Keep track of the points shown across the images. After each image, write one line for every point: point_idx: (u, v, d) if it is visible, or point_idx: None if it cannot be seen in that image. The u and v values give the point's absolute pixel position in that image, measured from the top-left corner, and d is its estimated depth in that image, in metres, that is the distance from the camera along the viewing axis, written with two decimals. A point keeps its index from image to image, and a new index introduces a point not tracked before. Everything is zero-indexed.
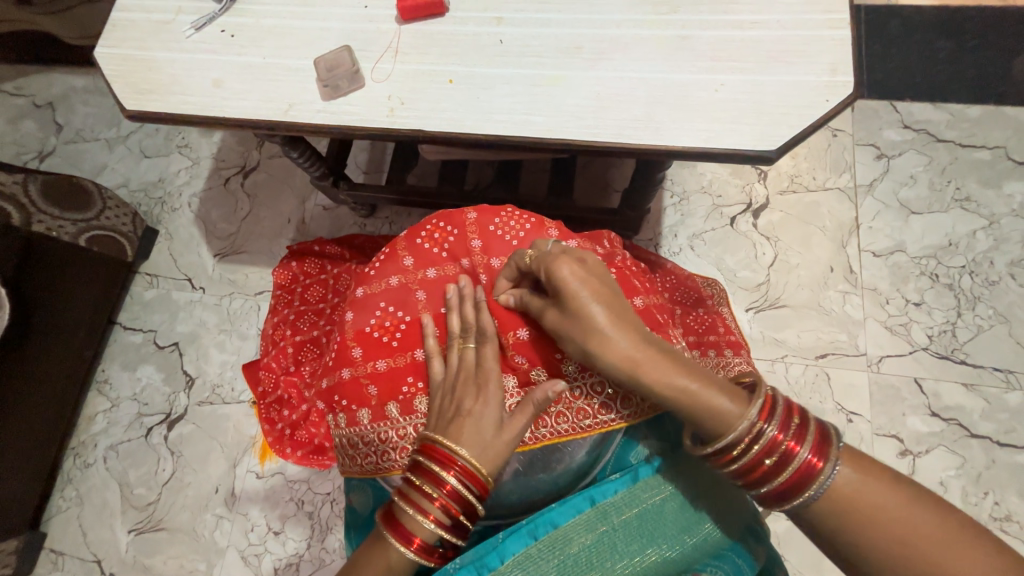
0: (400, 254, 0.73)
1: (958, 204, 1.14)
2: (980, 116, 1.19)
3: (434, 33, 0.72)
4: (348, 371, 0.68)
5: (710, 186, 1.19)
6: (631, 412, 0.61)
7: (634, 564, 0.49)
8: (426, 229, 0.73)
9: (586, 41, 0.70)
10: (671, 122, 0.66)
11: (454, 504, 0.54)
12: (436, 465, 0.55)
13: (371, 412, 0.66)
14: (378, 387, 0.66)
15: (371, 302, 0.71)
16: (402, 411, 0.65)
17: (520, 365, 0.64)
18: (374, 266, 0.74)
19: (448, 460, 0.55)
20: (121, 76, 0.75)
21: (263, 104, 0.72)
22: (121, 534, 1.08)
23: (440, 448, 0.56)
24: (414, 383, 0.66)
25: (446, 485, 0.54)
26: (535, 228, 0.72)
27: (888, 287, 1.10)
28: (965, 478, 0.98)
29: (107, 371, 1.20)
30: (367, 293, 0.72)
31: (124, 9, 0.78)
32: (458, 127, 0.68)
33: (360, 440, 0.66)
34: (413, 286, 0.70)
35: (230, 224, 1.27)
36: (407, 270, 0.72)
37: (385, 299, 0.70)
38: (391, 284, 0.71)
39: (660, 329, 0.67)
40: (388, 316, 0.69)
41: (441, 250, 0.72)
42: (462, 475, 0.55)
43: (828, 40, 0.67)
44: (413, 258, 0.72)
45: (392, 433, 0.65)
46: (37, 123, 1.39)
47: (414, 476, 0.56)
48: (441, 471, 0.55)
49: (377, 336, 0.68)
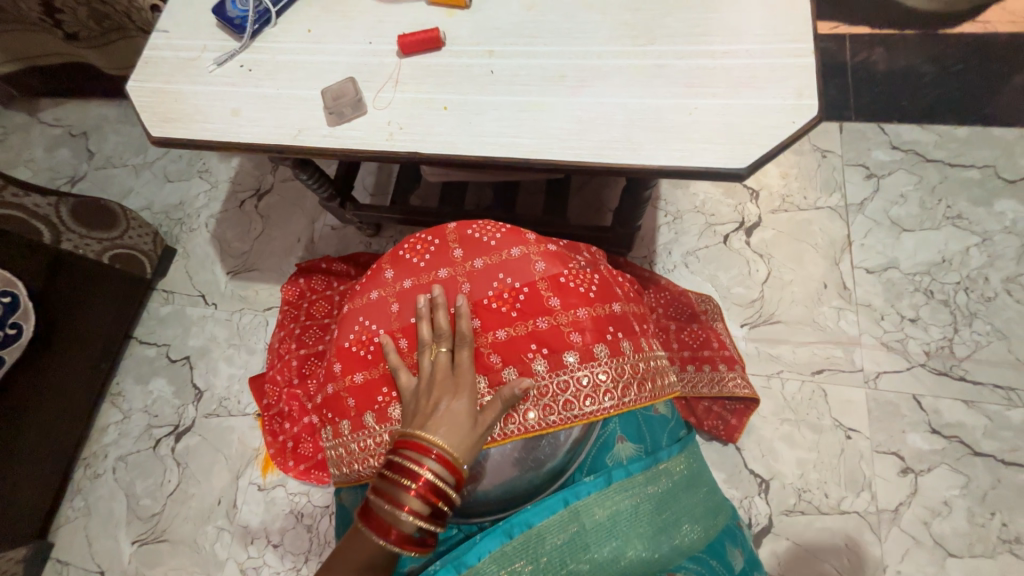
0: (379, 271, 0.78)
1: (950, 222, 1.16)
2: (968, 136, 1.22)
3: (430, 65, 0.79)
4: (332, 385, 0.73)
5: (703, 205, 1.23)
6: (595, 408, 0.65)
7: (607, 562, 0.57)
8: (403, 248, 0.78)
9: (568, 71, 0.76)
10: (648, 143, 0.70)
11: (429, 494, 0.56)
12: (413, 457, 0.57)
13: (351, 423, 0.70)
14: (356, 399, 0.70)
15: (352, 318, 0.75)
16: (378, 419, 0.68)
17: (493, 364, 0.67)
18: (359, 284, 0.79)
19: (422, 452, 0.57)
20: (150, 107, 0.83)
21: (275, 131, 0.78)
22: (125, 545, 1.10)
23: (415, 441, 0.58)
24: (388, 392, 0.69)
25: (419, 478, 0.56)
26: (510, 235, 0.74)
27: (883, 303, 1.11)
28: (971, 498, 0.96)
29: (121, 384, 1.24)
30: (349, 310, 0.77)
31: (155, 48, 0.87)
32: (450, 149, 0.74)
33: (344, 450, 0.70)
34: (389, 299, 0.74)
35: (244, 243, 1.34)
36: (383, 286, 0.76)
37: (365, 315, 0.74)
38: (370, 299, 0.75)
39: (632, 337, 0.70)
40: (365, 330, 0.73)
41: (417, 263, 0.75)
42: (437, 465, 0.57)
43: (793, 68, 0.72)
44: (391, 273, 0.76)
45: (369, 441, 0.68)
46: (71, 151, 1.50)
47: (390, 472, 0.57)
48: (416, 463, 0.57)
49: (354, 350, 0.72)
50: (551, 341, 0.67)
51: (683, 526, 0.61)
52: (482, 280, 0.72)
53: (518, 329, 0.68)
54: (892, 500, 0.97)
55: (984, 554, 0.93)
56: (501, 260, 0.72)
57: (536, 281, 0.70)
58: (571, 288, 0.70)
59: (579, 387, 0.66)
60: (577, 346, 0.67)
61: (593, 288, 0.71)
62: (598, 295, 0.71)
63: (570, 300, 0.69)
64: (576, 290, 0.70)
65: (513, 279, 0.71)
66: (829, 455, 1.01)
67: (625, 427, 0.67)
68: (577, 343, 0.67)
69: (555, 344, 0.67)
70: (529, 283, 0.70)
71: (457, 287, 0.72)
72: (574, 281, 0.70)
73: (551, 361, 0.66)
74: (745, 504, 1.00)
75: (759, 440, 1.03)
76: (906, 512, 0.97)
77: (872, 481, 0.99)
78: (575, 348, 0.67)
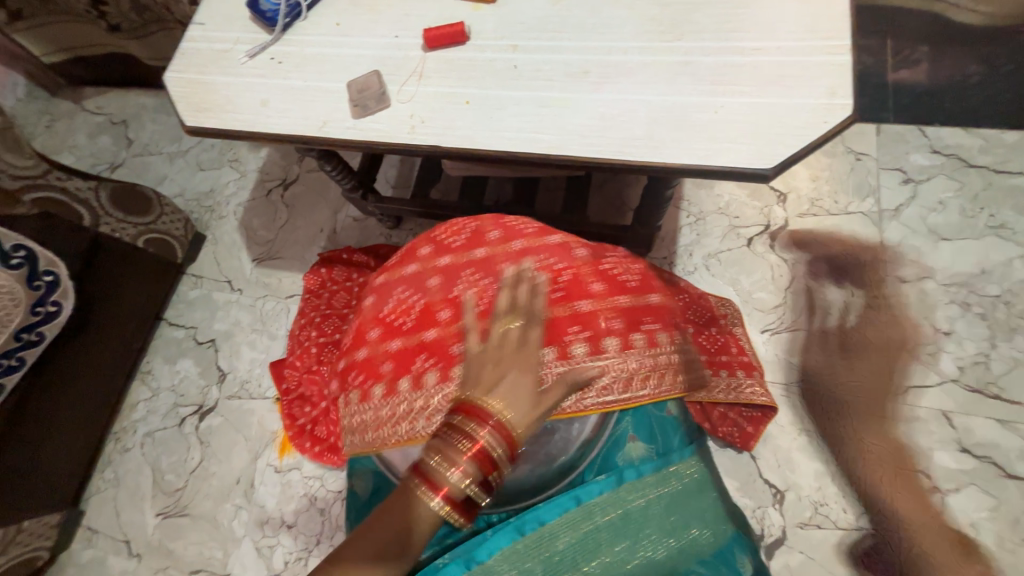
0: (416, 248, 0.81)
1: (992, 232, 1.10)
2: (1016, 141, 1.15)
3: (454, 58, 0.79)
4: (370, 351, 0.76)
5: (727, 207, 1.20)
6: (631, 393, 0.69)
7: (618, 562, 0.57)
8: (443, 228, 0.81)
9: (593, 66, 0.75)
10: (671, 141, 0.69)
11: (485, 461, 0.51)
12: (473, 420, 0.52)
13: (389, 387, 0.73)
14: (395, 364, 0.73)
15: (390, 289, 0.80)
16: (415, 386, 0.71)
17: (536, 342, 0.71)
18: (396, 258, 0.83)
19: (483, 418, 0.52)
20: (184, 97, 0.86)
21: (301, 122, 0.80)
22: (149, 517, 1.15)
23: (477, 406, 0.52)
24: (426, 360, 0.71)
25: (481, 443, 0.51)
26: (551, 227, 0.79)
27: (915, 314, 1.07)
28: (1001, 522, 0.92)
29: (151, 363, 1.30)
30: (387, 283, 0.80)
31: (191, 39, 0.89)
32: (471, 144, 0.74)
33: (377, 413, 0.72)
34: (429, 274, 0.77)
35: (269, 231, 1.38)
36: (422, 262, 0.79)
37: (405, 287, 0.78)
38: (408, 273, 0.79)
39: (666, 329, 0.76)
40: (406, 301, 0.76)
41: (456, 242, 0.79)
42: (498, 433, 0.52)
43: (827, 66, 0.69)
44: (430, 250, 0.79)
45: (405, 405, 0.71)
46: (111, 138, 1.56)
47: (448, 430, 0.52)
48: (476, 427, 0.52)
49: (395, 319, 0.75)
50: (590, 326, 0.72)
51: (697, 530, 0.60)
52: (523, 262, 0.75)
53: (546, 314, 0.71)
54: (915, 519, 0.94)
55: None
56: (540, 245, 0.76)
57: (577, 269, 0.75)
58: (611, 279, 0.76)
59: (616, 372, 0.70)
60: (616, 334, 0.72)
61: (632, 280, 0.77)
62: (636, 287, 0.77)
63: (610, 289, 0.75)
64: (615, 281, 0.75)
65: (556, 265, 0.75)
66: (849, 469, 0.98)
67: (637, 426, 0.68)
68: (616, 331, 0.73)
69: (594, 329, 0.72)
70: (571, 270, 0.75)
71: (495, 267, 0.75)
72: (613, 273, 0.76)
73: (591, 346, 0.71)
74: (757, 514, 0.98)
75: (776, 449, 1.01)
76: (930, 532, 0.93)
77: (894, 498, 0.95)
78: (614, 335, 0.72)
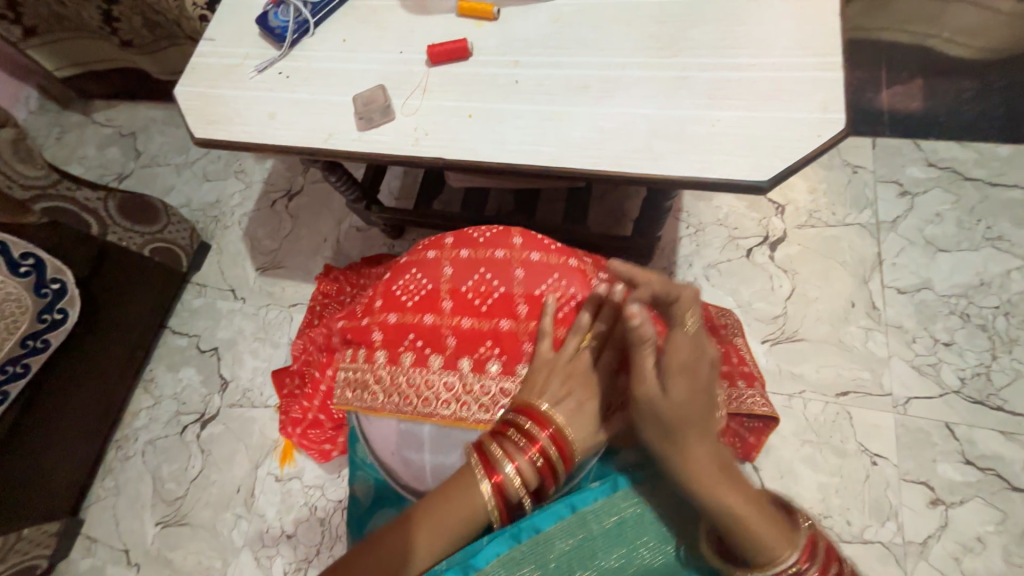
0: (506, 233, 0.80)
1: (990, 243, 1.11)
2: (1010, 154, 1.17)
3: (457, 74, 0.81)
4: (436, 319, 0.75)
5: (726, 218, 1.21)
6: None
7: (617, 571, 0.55)
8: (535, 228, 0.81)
9: (592, 82, 0.77)
10: (668, 154, 0.70)
11: (540, 467, 0.62)
12: (534, 427, 0.63)
13: (444, 361, 0.74)
14: (460, 341, 0.74)
15: (471, 265, 0.78)
16: (473, 368, 0.73)
17: None
18: (482, 235, 0.80)
19: (543, 425, 0.63)
20: (193, 110, 0.88)
21: (308, 135, 0.82)
22: (148, 526, 1.15)
23: (540, 415, 0.64)
24: (491, 348, 0.73)
25: (540, 444, 0.62)
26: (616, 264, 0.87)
27: (914, 325, 1.07)
28: (1007, 536, 0.91)
29: (154, 371, 1.31)
30: (470, 257, 0.78)
31: (201, 55, 0.92)
32: (473, 156, 0.75)
33: (423, 383, 0.73)
34: (516, 263, 0.77)
35: (274, 241, 1.39)
36: (510, 249, 0.78)
37: (489, 269, 0.77)
38: (496, 256, 0.78)
39: None
40: (486, 284, 0.76)
41: (547, 244, 0.80)
42: (553, 443, 0.63)
43: (820, 81, 0.71)
44: (520, 241, 0.79)
45: (457, 384, 0.73)
46: (120, 150, 1.59)
47: (510, 432, 0.63)
48: (535, 433, 0.63)
49: (474, 298, 0.75)
50: None
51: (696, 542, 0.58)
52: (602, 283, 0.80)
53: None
54: (920, 532, 0.93)
55: None
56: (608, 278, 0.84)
57: None
58: None
59: None
60: None
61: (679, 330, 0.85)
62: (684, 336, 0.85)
63: None
64: None
65: None
66: (852, 481, 0.97)
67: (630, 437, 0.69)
68: None
69: None
70: None
71: (580, 279, 0.77)
72: None
73: None
74: None
75: (777, 460, 1.00)
76: (935, 546, 0.92)
77: (899, 510, 0.95)
78: None
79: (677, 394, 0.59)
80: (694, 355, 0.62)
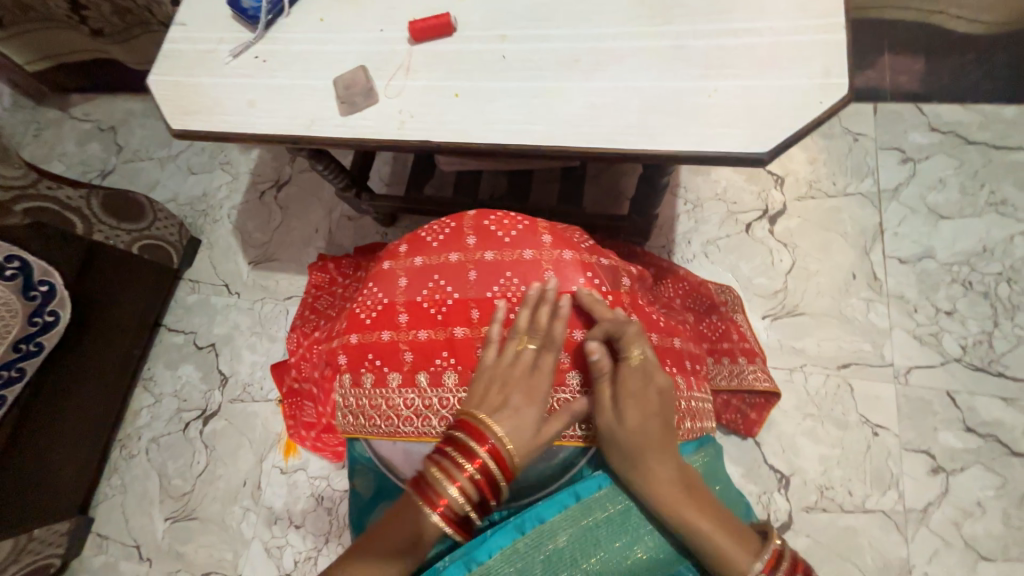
0: (461, 234, 0.76)
1: (993, 209, 1.09)
2: (1015, 116, 1.14)
3: (441, 51, 0.78)
4: (390, 333, 0.72)
5: (724, 193, 1.19)
6: None
7: (616, 558, 0.59)
8: (490, 218, 0.77)
9: (583, 54, 0.73)
10: (664, 128, 0.68)
11: (481, 481, 0.59)
12: (471, 441, 0.60)
13: (402, 377, 0.70)
14: (415, 355, 0.70)
15: (425, 273, 0.74)
16: (431, 381, 0.69)
17: (563, 362, 0.67)
18: (435, 239, 0.77)
19: (483, 439, 0.60)
20: (169, 100, 0.84)
21: (290, 122, 0.79)
22: (158, 522, 1.16)
23: (480, 428, 0.60)
24: (448, 358, 0.70)
25: (479, 460, 0.59)
26: (592, 247, 0.78)
27: (916, 295, 1.06)
28: (1007, 500, 0.92)
29: (152, 369, 1.30)
30: (423, 264, 0.75)
31: (173, 41, 0.88)
32: (462, 138, 0.73)
33: (385, 402, 0.70)
34: (468, 265, 0.73)
35: (265, 233, 1.37)
36: (464, 250, 0.75)
37: (441, 274, 0.74)
38: (450, 260, 0.74)
39: (684, 374, 0.74)
40: (439, 290, 0.72)
41: (502, 238, 0.75)
42: (493, 456, 0.59)
43: (822, 44, 0.68)
44: (474, 240, 0.75)
45: (418, 400, 0.69)
46: (101, 145, 1.55)
47: (448, 449, 0.60)
48: (474, 448, 0.59)
49: (426, 306, 0.72)
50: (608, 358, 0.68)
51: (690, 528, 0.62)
52: (569, 273, 0.71)
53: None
54: (922, 499, 0.94)
55: (1019, 558, 0.89)
56: (579, 259, 0.73)
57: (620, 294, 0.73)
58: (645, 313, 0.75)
59: None
60: None
61: (660, 318, 0.77)
62: (665, 326, 0.76)
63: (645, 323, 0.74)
64: (649, 316, 0.75)
65: (600, 284, 0.72)
66: (854, 452, 0.98)
67: None
68: None
69: None
70: (614, 293, 0.72)
71: (536, 274, 0.72)
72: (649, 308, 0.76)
73: None
74: (763, 499, 0.97)
75: (780, 435, 1.00)
76: (936, 512, 0.93)
77: (900, 479, 0.95)
78: None
79: (634, 429, 0.60)
80: (646, 386, 0.62)
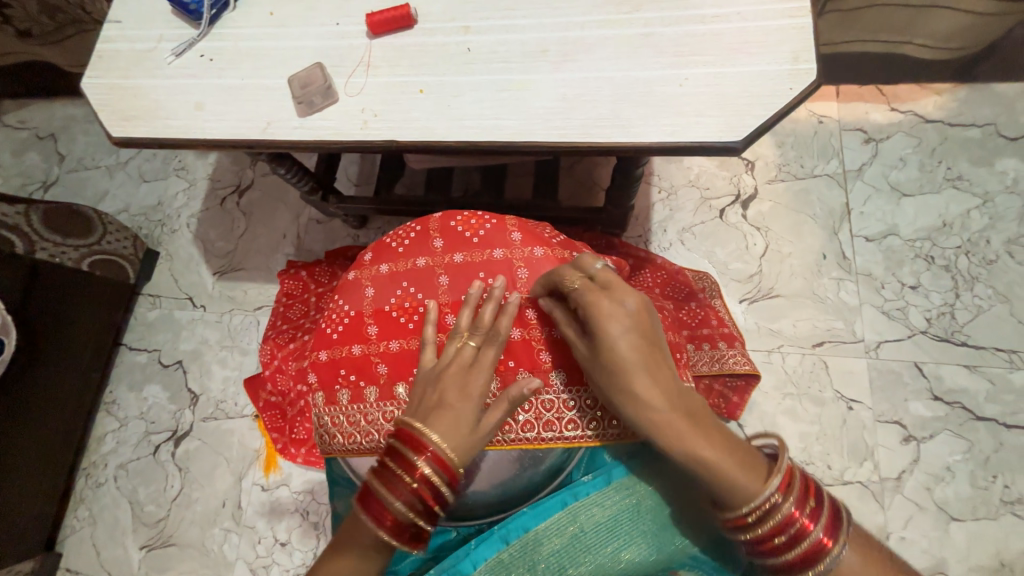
0: (427, 237, 0.75)
1: (950, 184, 1.13)
2: (967, 96, 1.18)
3: (402, 45, 0.74)
4: (361, 347, 0.71)
5: (697, 179, 1.19)
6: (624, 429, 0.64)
7: (607, 564, 0.56)
8: (455, 218, 0.75)
9: (551, 45, 0.71)
10: (638, 119, 0.67)
11: (425, 493, 0.55)
12: (409, 450, 0.56)
13: (379, 391, 0.69)
14: (389, 367, 0.69)
15: (393, 280, 0.74)
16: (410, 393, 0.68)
17: (544, 361, 0.68)
18: (401, 245, 0.76)
19: (419, 446, 0.56)
20: (107, 105, 0.78)
21: (243, 124, 0.74)
22: (133, 551, 1.10)
23: (415, 433, 0.57)
24: None
25: (417, 471, 0.55)
26: (567, 242, 0.77)
27: (883, 271, 1.09)
28: (973, 462, 0.97)
29: (114, 392, 1.22)
30: (389, 272, 0.75)
31: (107, 40, 0.81)
32: (429, 136, 0.70)
33: (363, 418, 0.68)
34: (437, 270, 0.73)
35: (228, 242, 1.30)
36: (431, 254, 0.74)
37: (409, 281, 0.73)
38: (417, 266, 0.74)
39: None
40: (408, 297, 0.73)
41: (470, 238, 0.74)
42: (433, 464, 0.56)
43: (787, 30, 0.68)
44: (440, 243, 0.74)
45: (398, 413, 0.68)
46: (40, 154, 1.43)
47: (390, 460, 0.57)
48: (413, 456, 0.56)
49: (395, 315, 0.72)
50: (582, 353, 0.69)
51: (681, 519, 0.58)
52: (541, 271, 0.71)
53: (533, 333, 0.69)
54: (897, 468, 0.97)
55: (986, 516, 0.94)
56: (552, 255, 0.72)
57: None
58: None
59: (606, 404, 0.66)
60: None
61: None
62: None
63: None
64: None
65: None
66: (831, 427, 1.01)
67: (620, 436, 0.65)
68: None
69: None
70: None
71: (508, 274, 0.71)
72: None
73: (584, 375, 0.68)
74: None
75: (761, 415, 1.02)
76: (909, 479, 0.97)
77: (875, 450, 0.99)
78: None
79: (607, 355, 0.57)
80: (613, 306, 0.59)
